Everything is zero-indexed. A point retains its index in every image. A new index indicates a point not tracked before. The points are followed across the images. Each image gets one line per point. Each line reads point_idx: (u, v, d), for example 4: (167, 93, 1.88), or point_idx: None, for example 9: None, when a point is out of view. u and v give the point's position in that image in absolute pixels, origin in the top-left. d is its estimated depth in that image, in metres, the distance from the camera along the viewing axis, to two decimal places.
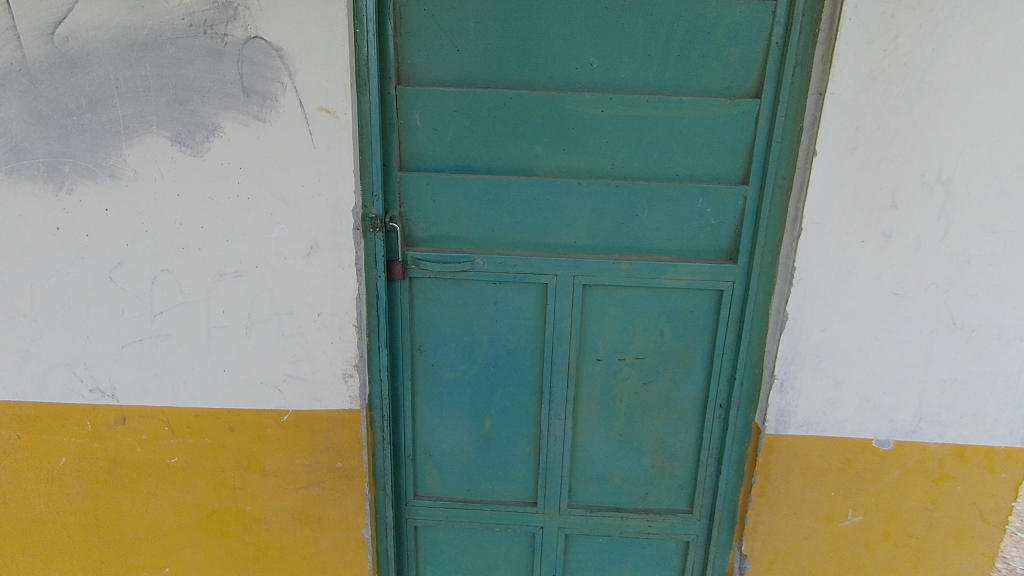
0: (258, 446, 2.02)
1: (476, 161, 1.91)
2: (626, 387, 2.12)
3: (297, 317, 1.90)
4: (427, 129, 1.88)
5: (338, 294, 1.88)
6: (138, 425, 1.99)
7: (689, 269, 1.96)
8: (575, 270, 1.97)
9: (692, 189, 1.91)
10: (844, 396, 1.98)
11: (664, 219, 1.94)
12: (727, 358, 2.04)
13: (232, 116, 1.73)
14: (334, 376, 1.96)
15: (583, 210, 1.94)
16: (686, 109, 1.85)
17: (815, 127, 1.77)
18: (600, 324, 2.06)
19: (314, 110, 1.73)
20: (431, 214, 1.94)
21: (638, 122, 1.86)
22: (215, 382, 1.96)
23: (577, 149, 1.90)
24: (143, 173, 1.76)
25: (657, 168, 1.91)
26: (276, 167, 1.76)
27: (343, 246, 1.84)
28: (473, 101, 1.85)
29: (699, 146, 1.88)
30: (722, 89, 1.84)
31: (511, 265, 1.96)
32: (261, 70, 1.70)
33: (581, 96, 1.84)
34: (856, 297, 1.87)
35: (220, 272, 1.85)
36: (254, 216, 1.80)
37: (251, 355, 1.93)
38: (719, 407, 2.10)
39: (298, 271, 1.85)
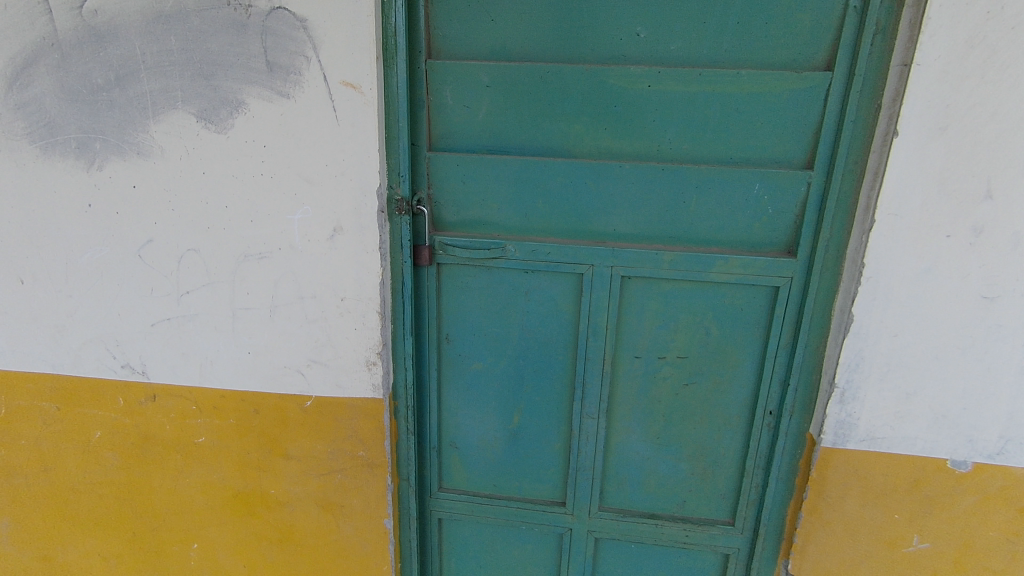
0: (282, 430, 1.99)
1: (509, 142, 1.79)
2: (665, 387, 1.98)
3: (320, 301, 1.83)
4: (458, 107, 1.76)
5: (362, 280, 1.80)
6: (167, 404, 2.00)
7: (741, 262, 1.79)
8: (613, 261, 1.83)
9: (747, 174, 1.72)
10: (914, 411, 1.76)
11: (714, 207, 1.77)
12: (779, 362, 1.87)
13: (256, 92, 1.66)
14: (358, 363, 1.89)
15: (624, 196, 1.79)
16: (744, 84, 1.65)
17: (896, 104, 1.54)
18: (638, 319, 1.92)
19: (338, 84, 1.63)
20: (461, 197, 1.85)
21: (689, 99, 1.68)
22: (240, 364, 1.93)
23: (619, 129, 1.74)
24: (170, 151, 1.73)
25: (708, 151, 1.73)
26: (301, 146, 1.69)
27: (367, 228, 1.75)
28: (507, 76, 1.71)
29: (757, 126, 1.69)
30: (786, 61, 1.63)
31: (544, 253, 1.85)
32: (285, 43, 1.61)
33: (625, 69, 1.68)
34: (937, 299, 1.64)
35: (245, 253, 1.80)
36: (278, 195, 1.74)
37: (275, 338, 1.89)
38: (769, 414, 1.93)
39: (321, 254, 1.78)
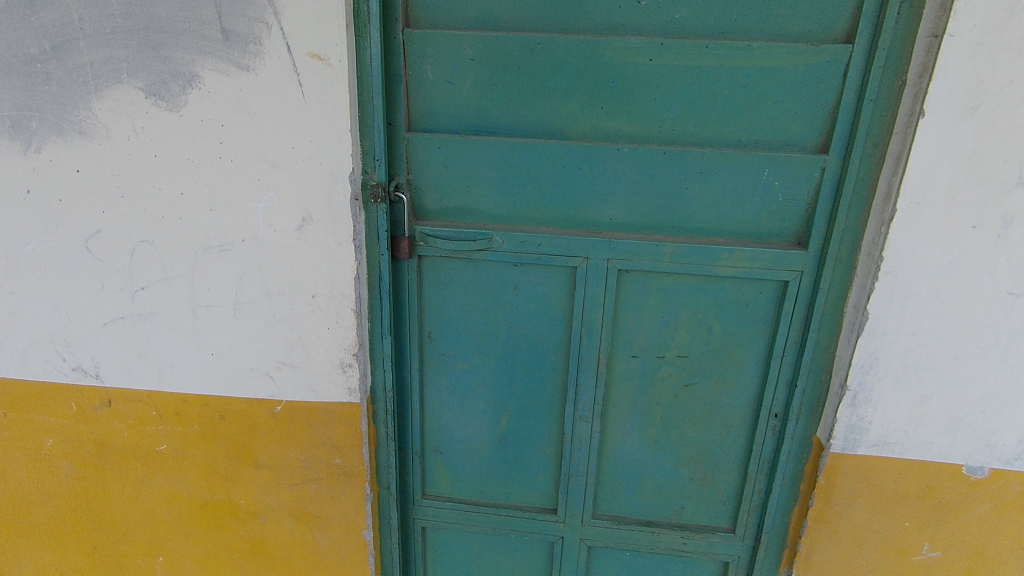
0: (250, 437, 1.83)
1: (496, 122, 1.62)
2: (664, 389, 1.85)
3: (289, 298, 1.67)
4: (440, 82, 1.60)
5: (335, 274, 1.64)
6: (124, 409, 1.83)
7: (747, 255, 1.65)
8: (609, 253, 1.69)
9: (757, 158, 1.58)
10: (930, 414, 1.64)
11: (720, 195, 1.63)
12: (787, 362, 1.75)
13: (211, 64, 1.46)
14: (331, 366, 1.73)
15: (622, 182, 1.64)
16: (755, 58, 1.50)
17: (922, 81, 1.40)
18: (636, 315, 1.78)
19: (303, 56, 1.44)
20: (444, 183, 1.69)
21: (694, 74, 1.53)
22: (202, 366, 1.76)
23: (616, 108, 1.58)
24: (116, 130, 1.54)
25: (714, 133, 1.58)
26: (263, 125, 1.50)
27: (339, 218, 1.58)
28: (494, 48, 1.55)
29: (768, 106, 1.54)
30: (801, 32, 1.48)
31: (534, 245, 1.70)
32: (242, 8, 1.42)
33: (625, 41, 1.51)
34: (959, 295, 1.52)
35: (204, 245, 1.63)
36: (238, 181, 1.56)
37: (240, 339, 1.72)
38: (774, 417, 1.81)
39: (289, 246, 1.61)
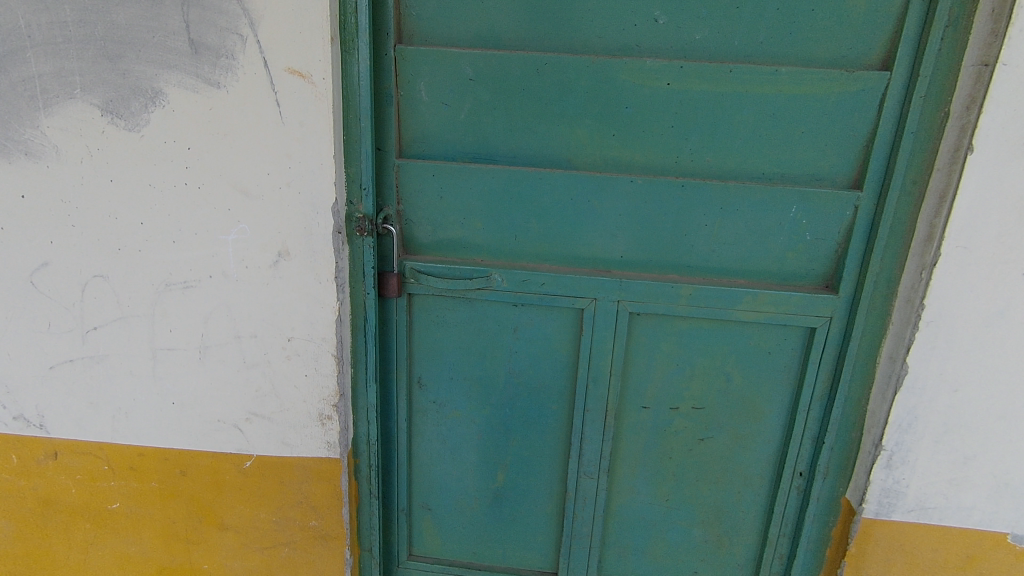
0: (215, 495, 1.63)
1: (496, 149, 1.47)
2: (677, 442, 1.68)
3: (261, 342, 1.48)
4: (435, 105, 1.44)
5: (313, 316, 1.46)
6: (72, 463, 1.62)
7: (772, 299, 1.50)
8: (619, 294, 1.53)
9: (784, 194, 1.43)
10: (973, 477, 1.48)
11: (742, 233, 1.48)
12: (813, 416, 1.59)
13: (176, 79, 1.29)
14: (308, 417, 1.55)
15: (634, 217, 1.49)
16: (783, 85, 1.36)
17: (970, 113, 1.27)
18: (647, 362, 1.62)
19: (281, 72, 1.27)
20: (438, 215, 1.53)
21: (716, 101, 1.39)
22: (162, 416, 1.57)
23: (630, 136, 1.44)
24: (67, 152, 1.36)
25: (737, 165, 1.44)
26: (234, 149, 1.33)
27: (320, 254, 1.41)
28: (496, 69, 1.40)
29: (797, 137, 1.40)
30: (833, 58, 1.35)
31: (537, 284, 1.54)
32: (213, 17, 1.25)
33: (641, 63, 1.37)
34: (1008, 348, 1.37)
35: (166, 281, 1.44)
36: (205, 211, 1.38)
37: (206, 386, 1.53)
38: (799, 476, 1.64)
39: (262, 284, 1.43)
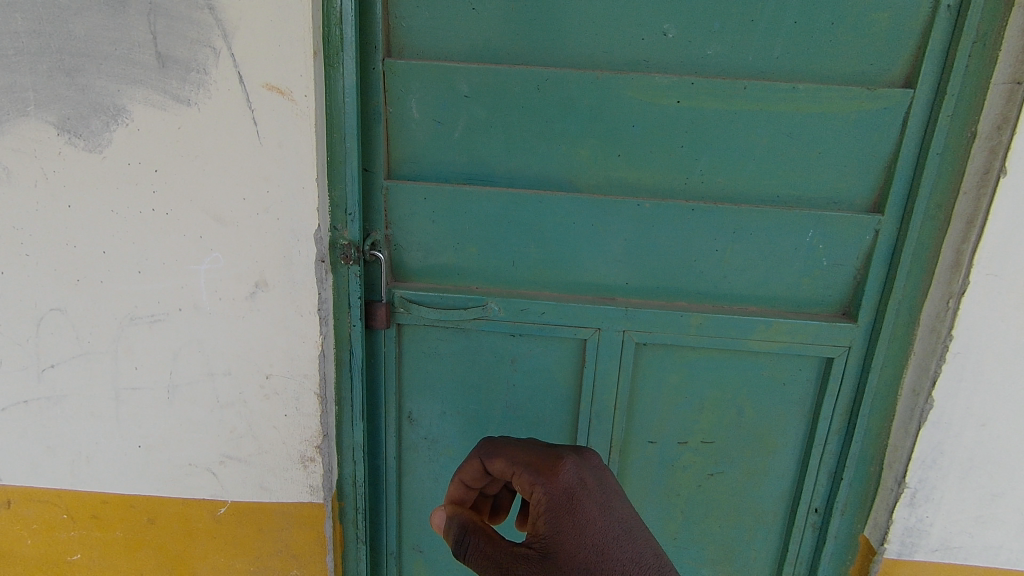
0: (187, 544, 1.50)
1: (493, 170, 1.37)
2: (685, 478, 1.58)
3: (237, 380, 1.36)
4: (427, 122, 1.33)
5: (294, 352, 1.34)
6: (27, 511, 1.48)
7: (787, 328, 1.41)
8: (625, 323, 1.43)
9: (800, 217, 1.34)
10: (1000, 515, 1.40)
11: (755, 258, 1.39)
12: (830, 450, 1.49)
13: (142, 95, 1.16)
14: (289, 459, 1.42)
15: (641, 242, 1.39)
16: (800, 103, 1.27)
17: (1001, 134, 1.20)
18: (654, 395, 1.52)
19: (259, 88, 1.16)
20: (430, 240, 1.42)
21: (729, 119, 1.30)
22: (127, 460, 1.43)
23: (636, 156, 1.34)
24: (19, 174, 1.22)
25: (750, 187, 1.35)
26: (207, 172, 1.21)
27: (301, 284, 1.29)
28: (493, 84, 1.29)
29: (814, 158, 1.32)
30: (852, 74, 1.27)
31: (537, 313, 1.43)
32: (183, 28, 1.12)
33: (649, 79, 1.28)
34: None
35: (131, 315, 1.31)
36: (174, 239, 1.25)
37: (176, 428, 1.40)
38: (815, 512, 1.54)
39: (237, 318, 1.31)
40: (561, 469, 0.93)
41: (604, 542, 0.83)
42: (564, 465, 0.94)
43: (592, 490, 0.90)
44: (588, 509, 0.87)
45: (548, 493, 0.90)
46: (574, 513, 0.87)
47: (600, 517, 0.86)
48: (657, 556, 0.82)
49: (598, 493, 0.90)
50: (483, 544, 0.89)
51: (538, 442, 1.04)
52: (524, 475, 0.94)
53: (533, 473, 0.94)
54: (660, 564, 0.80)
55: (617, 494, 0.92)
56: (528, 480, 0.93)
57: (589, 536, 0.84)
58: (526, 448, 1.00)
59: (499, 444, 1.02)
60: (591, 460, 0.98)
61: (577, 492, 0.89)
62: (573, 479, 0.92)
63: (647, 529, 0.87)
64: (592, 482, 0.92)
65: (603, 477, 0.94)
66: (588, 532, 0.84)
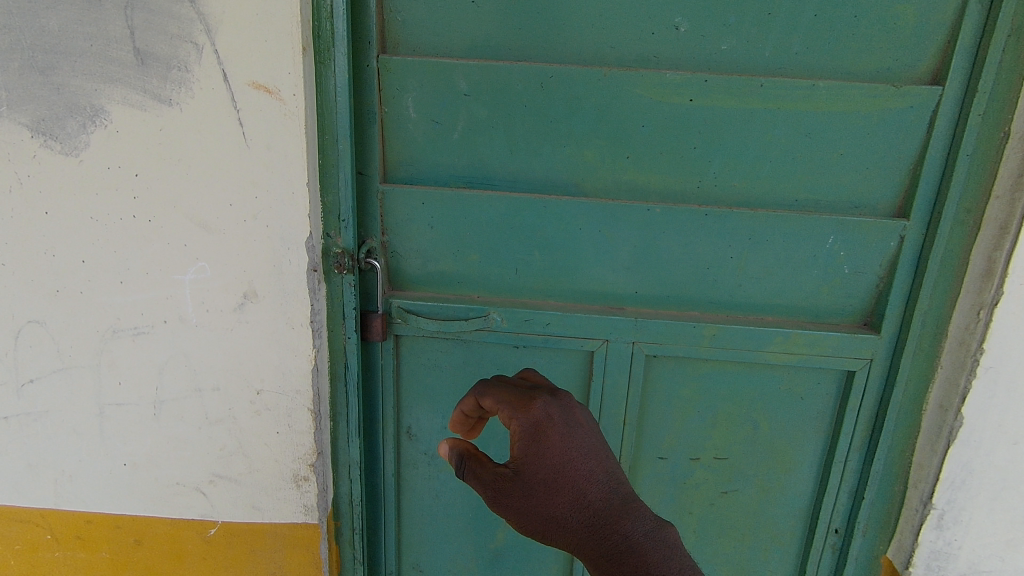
0: (175, 566, 1.43)
1: (494, 174, 1.30)
2: (697, 496, 1.51)
3: (225, 396, 1.29)
4: (425, 123, 1.26)
5: (285, 366, 1.27)
6: (8, 532, 1.41)
7: (806, 340, 1.33)
8: (635, 334, 1.35)
9: (821, 223, 1.26)
10: None
11: (772, 266, 1.31)
12: (851, 469, 1.41)
13: (121, 95, 1.09)
14: (281, 478, 1.35)
15: (651, 248, 1.32)
16: (821, 101, 1.20)
17: None
18: (665, 409, 1.45)
19: (244, 87, 1.09)
20: (428, 247, 1.35)
21: (745, 119, 1.22)
22: (112, 479, 1.36)
23: (646, 158, 1.27)
24: None
25: (767, 191, 1.27)
26: (190, 176, 1.14)
27: (291, 295, 1.22)
28: (494, 82, 1.22)
29: (835, 160, 1.24)
30: (876, 71, 1.19)
31: (541, 324, 1.36)
32: (162, 22, 1.05)
33: (659, 76, 1.20)
34: None
35: (113, 327, 1.24)
36: (157, 247, 1.18)
37: (162, 446, 1.33)
38: (835, 533, 1.47)
39: (225, 331, 1.24)
40: (535, 404, 0.94)
41: (568, 467, 0.87)
42: (537, 400, 0.95)
43: (559, 423, 0.92)
44: (552, 439, 0.90)
45: (520, 424, 0.92)
46: (541, 443, 0.90)
47: (564, 447, 0.89)
48: (614, 475, 0.88)
49: (565, 426, 0.91)
50: (475, 470, 0.92)
51: (530, 380, 1.05)
52: (503, 409, 0.95)
53: (508, 408, 0.95)
54: (614, 479, 0.88)
55: (588, 428, 0.93)
56: (505, 414, 0.94)
57: (554, 465, 0.88)
58: (512, 386, 1.02)
59: (490, 382, 1.04)
60: (563, 393, 0.99)
61: (546, 426, 0.91)
62: (540, 414, 0.92)
63: (608, 449, 0.91)
64: (559, 416, 0.93)
65: (573, 410, 0.95)
66: (554, 460, 0.88)
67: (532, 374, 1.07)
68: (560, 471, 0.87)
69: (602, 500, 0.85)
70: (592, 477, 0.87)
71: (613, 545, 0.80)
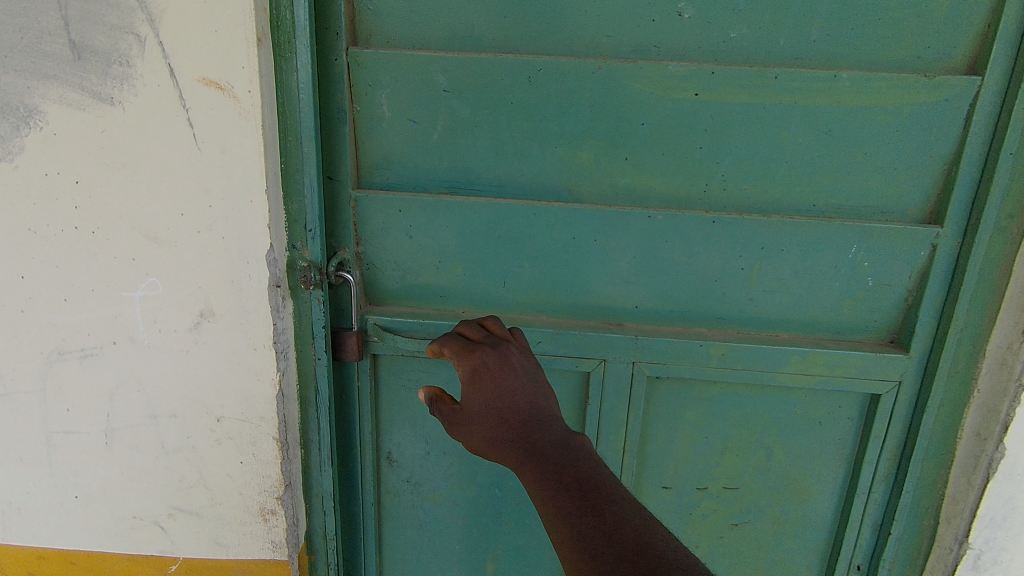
0: None
1: (478, 178, 1.18)
2: (704, 528, 1.38)
3: (184, 423, 1.17)
4: (400, 122, 1.14)
5: (248, 391, 1.15)
6: None
7: (826, 361, 1.19)
8: (635, 354, 1.23)
9: (844, 230, 1.13)
10: None
11: (788, 278, 1.18)
12: (875, 501, 1.27)
13: (56, 93, 0.97)
14: (246, 512, 1.24)
15: (653, 259, 1.19)
16: (844, 94, 1.06)
17: None
18: (668, 434, 1.32)
19: (193, 83, 0.96)
20: (407, 258, 1.23)
21: (757, 115, 1.09)
22: (64, 513, 1.25)
23: (646, 160, 1.14)
24: None
25: (781, 195, 1.14)
26: (136, 183, 1.02)
27: (252, 314, 1.10)
28: (477, 76, 1.10)
29: (859, 161, 1.11)
30: (905, 60, 1.06)
31: (531, 343, 1.23)
32: (100, 10, 0.93)
33: (661, 68, 1.07)
34: None
35: (58, 350, 1.12)
36: (103, 262, 1.06)
37: (118, 477, 1.22)
38: (857, 570, 1.33)
39: (181, 353, 1.12)
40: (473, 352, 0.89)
41: (497, 403, 0.83)
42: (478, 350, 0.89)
43: (493, 367, 0.87)
44: (485, 381, 0.86)
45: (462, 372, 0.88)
46: (474, 386, 0.86)
47: (496, 390, 0.85)
48: (544, 409, 0.83)
49: (499, 369, 0.86)
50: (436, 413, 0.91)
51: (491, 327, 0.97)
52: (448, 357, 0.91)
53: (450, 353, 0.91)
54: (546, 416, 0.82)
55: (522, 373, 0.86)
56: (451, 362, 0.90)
57: (488, 406, 0.84)
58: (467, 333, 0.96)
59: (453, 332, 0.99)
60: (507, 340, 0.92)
61: (481, 373, 0.86)
62: (476, 359, 0.87)
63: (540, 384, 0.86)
64: (495, 360, 0.87)
65: (511, 355, 0.89)
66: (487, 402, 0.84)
67: (492, 324, 0.97)
68: (491, 411, 0.83)
69: (530, 428, 0.81)
70: (524, 415, 0.82)
71: (532, 465, 0.76)
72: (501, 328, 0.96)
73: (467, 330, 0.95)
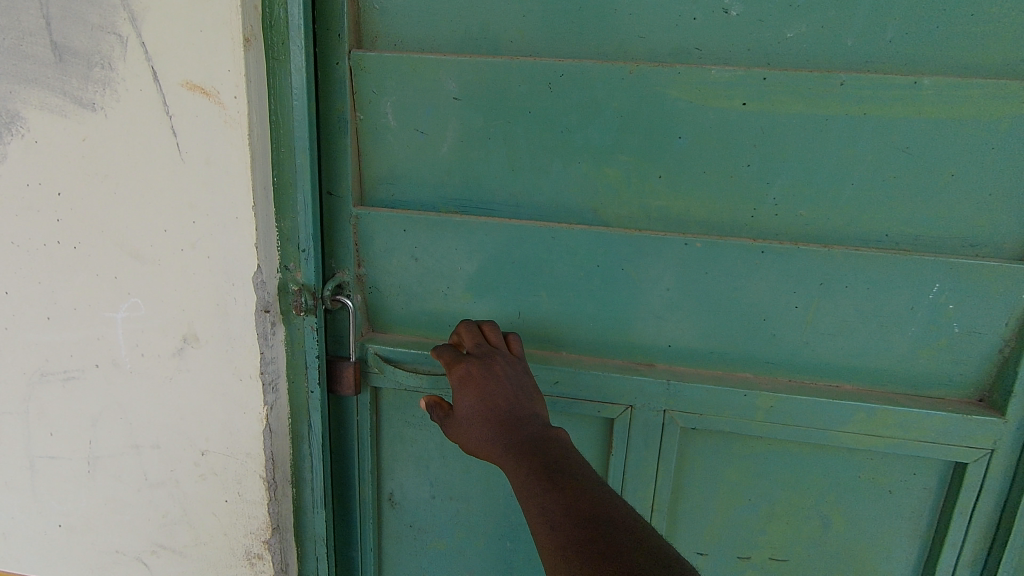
0: None
1: (491, 195, 1.05)
2: None
3: (167, 455, 1.08)
4: (407, 133, 1.03)
5: (233, 424, 1.05)
6: None
7: (898, 420, 1.00)
8: (666, 401, 1.06)
9: (923, 266, 0.94)
10: None
11: (851, 319, 1.00)
12: None
13: (38, 98, 0.91)
14: (231, 555, 1.13)
15: (689, 291, 1.03)
16: (925, 103, 0.89)
17: None
18: (705, 493, 1.14)
19: (176, 88, 0.88)
20: (412, 282, 1.11)
21: (817, 127, 0.92)
22: (48, 541, 1.18)
23: (683, 178, 0.99)
24: None
25: (846, 221, 0.97)
26: (118, 195, 0.94)
27: (238, 341, 1.00)
28: (490, 82, 0.98)
29: (943, 183, 0.92)
30: (1005, 62, 0.88)
31: (548, 382, 1.09)
32: (81, 9, 0.86)
33: (702, 73, 0.92)
34: None
35: (41, 370, 1.06)
36: (85, 279, 0.99)
37: (100, 508, 1.14)
38: None
39: (164, 379, 1.04)
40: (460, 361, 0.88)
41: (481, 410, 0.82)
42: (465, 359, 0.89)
43: (479, 375, 0.85)
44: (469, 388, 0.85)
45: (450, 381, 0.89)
46: (461, 395, 0.84)
47: (481, 396, 0.83)
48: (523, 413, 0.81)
49: (482, 377, 0.85)
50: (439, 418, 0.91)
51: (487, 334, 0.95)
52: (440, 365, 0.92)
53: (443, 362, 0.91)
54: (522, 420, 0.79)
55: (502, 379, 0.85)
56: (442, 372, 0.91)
57: (475, 414, 0.83)
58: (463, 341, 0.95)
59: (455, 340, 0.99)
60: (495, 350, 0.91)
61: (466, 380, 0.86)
62: (460, 368, 0.86)
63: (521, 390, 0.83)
64: (480, 369, 0.86)
65: (496, 364, 0.87)
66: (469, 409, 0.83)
67: (488, 330, 0.95)
68: (477, 417, 0.82)
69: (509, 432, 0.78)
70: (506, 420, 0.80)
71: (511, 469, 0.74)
72: (496, 335, 0.94)
73: (464, 336, 0.94)
